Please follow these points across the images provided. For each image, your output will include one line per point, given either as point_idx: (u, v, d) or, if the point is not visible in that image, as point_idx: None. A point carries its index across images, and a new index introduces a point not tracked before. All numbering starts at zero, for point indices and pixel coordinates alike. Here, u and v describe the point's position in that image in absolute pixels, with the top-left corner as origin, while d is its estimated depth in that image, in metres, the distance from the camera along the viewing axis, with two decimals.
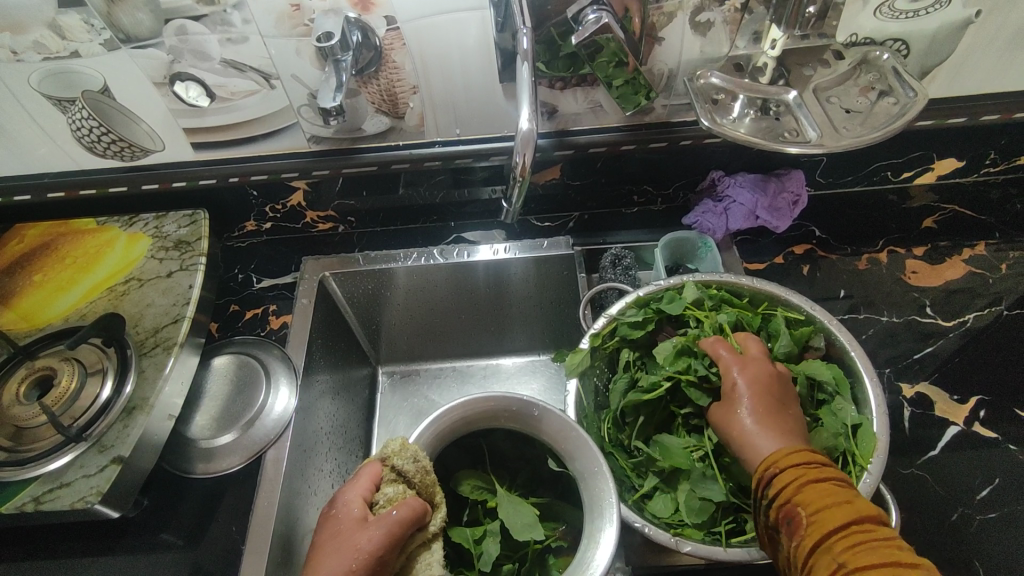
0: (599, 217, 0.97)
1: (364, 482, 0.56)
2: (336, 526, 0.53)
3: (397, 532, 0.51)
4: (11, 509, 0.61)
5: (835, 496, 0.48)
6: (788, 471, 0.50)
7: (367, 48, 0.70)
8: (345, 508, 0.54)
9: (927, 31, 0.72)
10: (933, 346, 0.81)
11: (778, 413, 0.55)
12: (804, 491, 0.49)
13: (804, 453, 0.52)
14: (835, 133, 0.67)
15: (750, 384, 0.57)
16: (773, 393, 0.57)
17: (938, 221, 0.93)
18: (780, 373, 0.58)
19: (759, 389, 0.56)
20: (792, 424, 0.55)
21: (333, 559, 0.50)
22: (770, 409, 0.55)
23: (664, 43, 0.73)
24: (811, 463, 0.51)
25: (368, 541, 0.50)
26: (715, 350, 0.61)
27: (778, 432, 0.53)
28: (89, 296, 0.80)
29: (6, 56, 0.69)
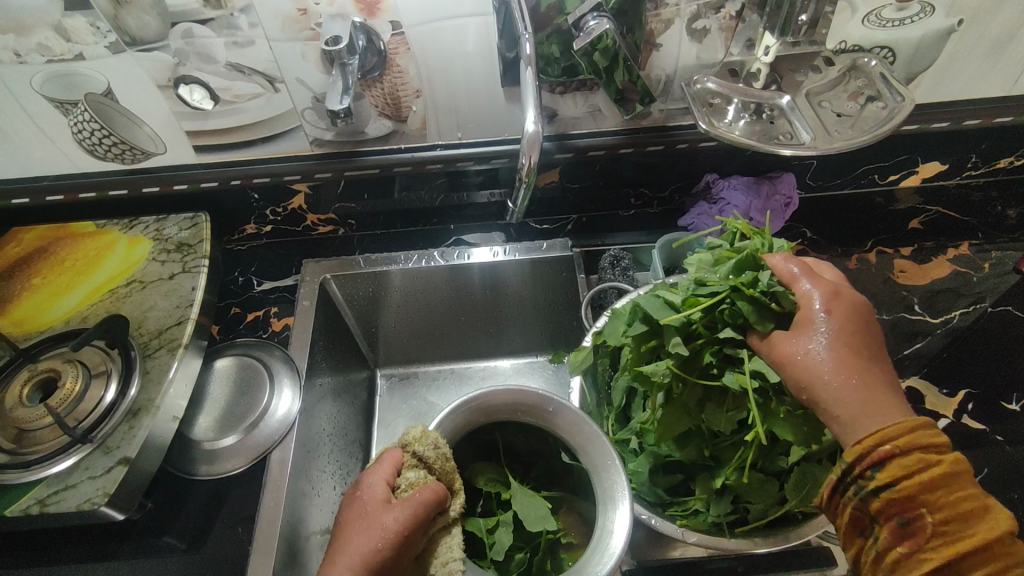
0: (597, 219, 0.99)
1: (386, 467, 0.57)
2: (362, 507, 0.55)
3: (421, 513, 0.53)
4: (16, 512, 0.61)
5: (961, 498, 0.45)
6: (910, 458, 0.45)
7: (372, 53, 0.71)
8: (368, 490, 0.56)
9: (912, 39, 0.75)
10: (921, 342, 0.83)
11: (871, 363, 0.47)
12: (929, 490, 0.45)
13: (918, 430, 0.45)
14: (828, 136, 0.70)
15: (842, 326, 0.48)
16: (863, 334, 0.48)
17: (924, 222, 0.96)
18: (867, 304, 0.50)
19: (848, 328, 0.48)
20: (888, 378, 0.47)
21: (360, 538, 0.53)
22: (860, 356, 0.47)
23: (662, 49, 0.75)
24: (929, 450, 0.45)
25: (394, 520, 0.53)
26: (788, 269, 0.51)
27: (879, 391, 0.46)
28: (89, 299, 0.79)
29: (9, 58, 0.69)
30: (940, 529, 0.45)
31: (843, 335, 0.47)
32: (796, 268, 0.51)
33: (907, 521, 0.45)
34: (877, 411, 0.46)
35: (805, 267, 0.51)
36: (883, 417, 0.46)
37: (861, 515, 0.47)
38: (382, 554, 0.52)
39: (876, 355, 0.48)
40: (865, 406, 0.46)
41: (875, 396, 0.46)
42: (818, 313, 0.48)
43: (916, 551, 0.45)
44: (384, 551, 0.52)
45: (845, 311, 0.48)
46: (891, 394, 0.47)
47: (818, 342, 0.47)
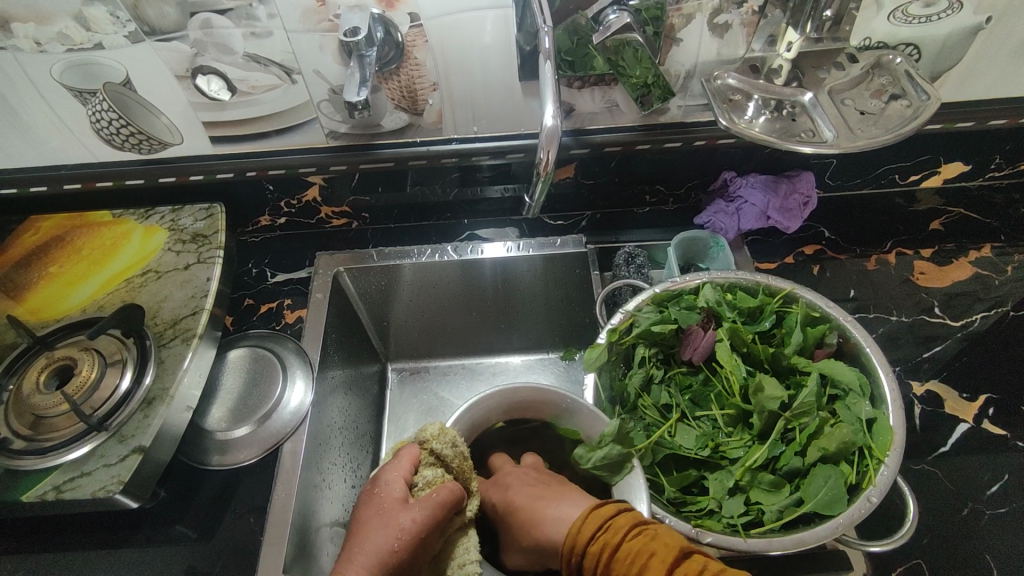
0: (611, 216, 0.98)
1: (405, 464, 0.58)
2: (380, 504, 0.54)
3: (439, 514, 0.53)
4: (34, 498, 0.61)
5: (644, 546, 0.46)
6: (586, 552, 0.49)
7: (389, 45, 0.71)
8: (386, 488, 0.55)
9: (938, 37, 0.73)
10: (940, 346, 0.82)
11: (522, 500, 0.59)
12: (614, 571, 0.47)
13: (590, 510, 0.52)
14: (850, 134, 0.69)
15: (523, 483, 0.61)
16: (532, 484, 0.60)
17: (945, 223, 0.95)
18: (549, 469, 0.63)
19: (506, 500, 0.61)
20: (562, 496, 0.57)
21: (377, 537, 0.51)
22: (533, 492, 0.59)
23: (682, 45, 0.74)
24: (604, 523, 0.50)
25: (413, 521, 0.52)
26: (482, 487, 0.66)
27: (556, 510, 0.55)
28: (105, 288, 0.80)
29: (30, 47, 0.69)
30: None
31: (534, 483, 0.61)
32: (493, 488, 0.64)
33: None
34: (545, 523, 0.55)
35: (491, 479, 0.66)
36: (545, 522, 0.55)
37: None
38: (397, 556, 0.51)
39: (554, 488, 0.59)
40: (537, 532, 0.55)
41: (536, 516, 0.56)
42: (496, 493, 0.63)
43: None
44: (401, 552, 0.51)
45: (501, 491, 0.62)
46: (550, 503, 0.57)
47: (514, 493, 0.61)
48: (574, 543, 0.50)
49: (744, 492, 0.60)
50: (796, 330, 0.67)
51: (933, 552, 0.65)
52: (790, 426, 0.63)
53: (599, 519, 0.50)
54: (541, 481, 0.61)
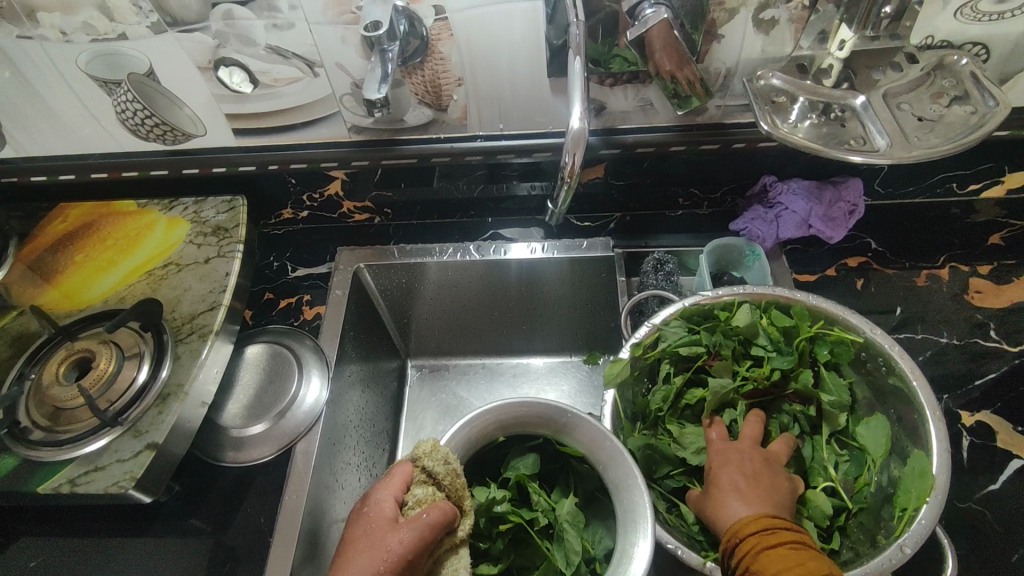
0: (641, 218, 0.94)
1: (396, 483, 0.56)
2: (367, 525, 0.53)
3: (427, 536, 0.51)
4: (48, 490, 0.62)
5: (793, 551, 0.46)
6: (746, 542, 0.48)
7: (413, 38, 0.69)
8: (377, 507, 0.54)
9: (1011, 36, 0.67)
10: (993, 372, 0.76)
11: (720, 471, 0.55)
12: (761, 560, 0.46)
13: (754, 519, 0.50)
14: (906, 142, 0.63)
15: (738, 471, 0.55)
16: (745, 470, 0.55)
17: (1006, 237, 0.88)
18: (765, 458, 0.57)
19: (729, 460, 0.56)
20: (738, 473, 0.54)
21: (363, 560, 0.50)
22: (742, 480, 0.54)
23: (723, 41, 0.69)
24: (768, 528, 0.48)
25: (399, 544, 0.51)
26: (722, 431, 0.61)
27: (734, 505, 0.52)
28: (128, 279, 0.80)
29: (55, 36, 0.69)
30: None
31: (721, 472, 0.55)
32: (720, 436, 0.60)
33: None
34: (726, 507, 0.52)
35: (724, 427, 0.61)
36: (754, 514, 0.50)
37: None
38: None
39: (761, 482, 0.54)
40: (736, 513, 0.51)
41: (717, 496, 0.53)
42: (720, 455, 0.58)
43: None
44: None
45: (738, 460, 0.56)
46: (767, 495, 0.52)
47: (722, 463, 0.56)
48: (742, 529, 0.49)
49: None
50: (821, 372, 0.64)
51: None
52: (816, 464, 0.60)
53: (773, 524, 0.49)
54: (754, 473, 0.54)
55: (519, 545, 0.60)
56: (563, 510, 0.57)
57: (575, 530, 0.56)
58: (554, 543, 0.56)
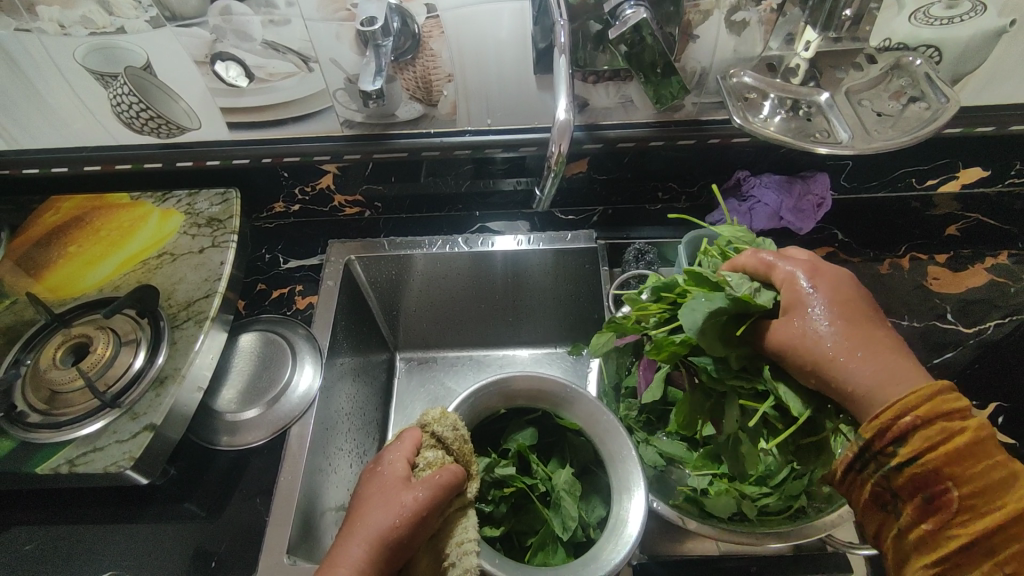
0: (623, 212, 0.98)
1: (407, 446, 0.59)
2: (381, 483, 0.56)
3: (439, 494, 0.54)
4: (47, 470, 0.63)
5: (985, 454, 0.44)
6: (930, 432, 0.43)
7: (406, 36, 0.72)
8: (390, 466, 0.57)
9: (960, 39, 0.72)
10: (952, 352, 0.81)
11: (826, 319, 0.47)
12: (954, 463, 0.43)
13: (919, 391, 0.44)
14: (866, 135, 0.68)
15: (843, 314, 0.47)
16: (848, 311, 0.47)
17: (962, 229, 0.94)
18: (852, 280, 0.50)
19: (825, 301, 0.48)
20: (851, 319, 0.47)
21: (378, 514, 0.53)
22: (850, 328, 0.46)
23: (699, 41, 0.73)
24: (944, 406, 0.44)
25: (413, 499, 0.53)
26: (765, 262, 0.52)
27: (872, 368, 0.45)
28: (123, 269, 0.82)
29: (54, 29, 0.70)
30: (966, 500, 0.43)
31: (836, 321, 0.47)
32: (768, 258, 0.53)
33: (973, 541, 0.43)
34: (852, 370, 0.45)
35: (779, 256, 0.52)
36: (900, 381, 0.44)
37: (881, 490, 0.46)
38: (398, 532, 0.52)
39: (866, 324, 0.47)
40: (881, 376, 0.45)
41: (842, 360, 0.45)
42: (805, 291, 0.49)
43: (938, 519, 0.44)
44: (400, 529, 0.52)
45: (838, 299, 0.48)
46: (889, 348, 0.46)
47: (823, 306, 0.47)
48: (920, 410, 0.43)
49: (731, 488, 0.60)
50: None
51: None
52: None
53: (958, 407, 0.44)
54: (859, 315, 0.47)
55: (516, 513, 0.63)
56: (560, 480, 0.60)
57: (572, 498, 0.59)
58: (552, 510, 0.59)
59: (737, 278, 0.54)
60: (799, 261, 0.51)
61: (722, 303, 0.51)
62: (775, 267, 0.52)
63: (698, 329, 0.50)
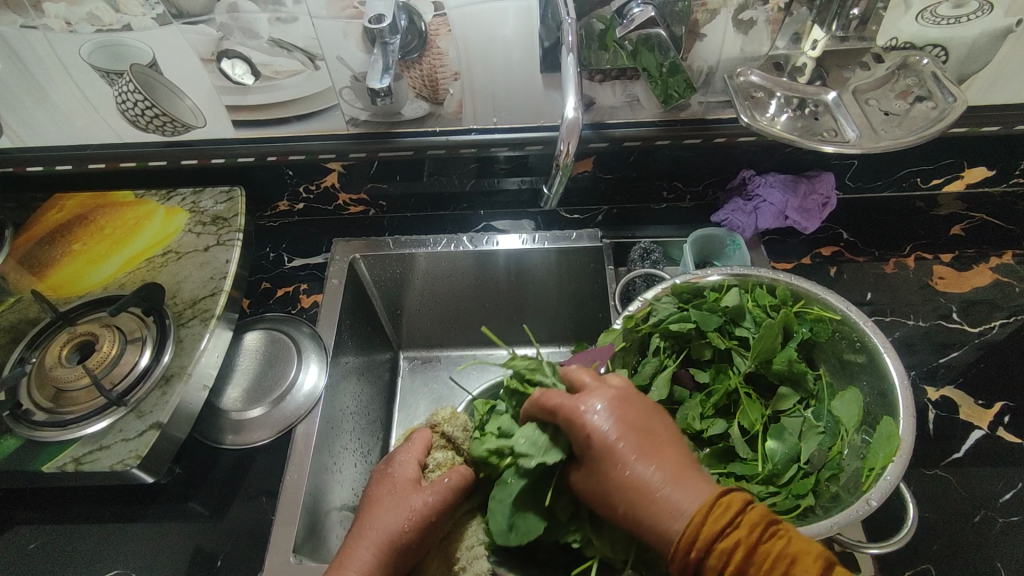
0: (627, 211, 0.98)
1: (418, 447, 0.60)
2: (391, 485, 0.56)
3: (449, 497, 0.55)
4: (53, 469, 0.63)
5: (782, 551, 0.40)
6: (715, 557, 0.40)
7: (412, 34, 0.72)
8: (400, 469, 0.57)
9: (967, 39, 0.72)
10: (957, 352, 0.81)
11: (621, 445, 0.45)
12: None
13: (702, 512, 0.41)
14: (873, 134, 0.68)
15: (627, 436, 0.46)
16: (633, 432, 0.46)
17: (966, 229, 0.94)
18: (638, 399, 0.49)
19: (609, 434, 0.45)
20: (638, 442, 0.45)
21: (388, 516, 0.53)
22: (641, 453, 0.45)
23: (706, 40, 0.73)
24: (731, 521, 0.41)
25: (423, 503, 0.54)
26: (579, 378, 0.51)
27: (679, 495, 0.43)
28: (128, 267, 0.81)
29: (60, 27, 0.70)
30: None
31: (613, 446, 0.45)
32: (586, 377, 0.51)
33: None
34: (656, 502, 0.43)
35: (586, 374, 0.51)
36: (676, 506, 0.42)
37: None
38: (407, 536, 0.53)
39: (659, 446, 0.46)
40: (656, 512, 0.43)
41: (636, 488, 0.44)
42: (589, 415, 0.47)
43: None
44: (410, 532, 0.53)
45: (599, 433, 0.46)
46: (679, 471, 0.44)
47: (608, 431, 0.46)
48: (695, 542, 0.41)
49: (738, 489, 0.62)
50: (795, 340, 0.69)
51: (942, 557, 0.65)
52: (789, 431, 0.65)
53: (733, 518, 0.41)
54: (646, 435, 0.46)
55: None
56: None
57: None
58: None
59: (529, 428, 0.52)
60: (598, 383, 0.50)
61: (520, 483, 0.52)
62: (551, 395, 0.50)
63: (512, 532, 0.51)
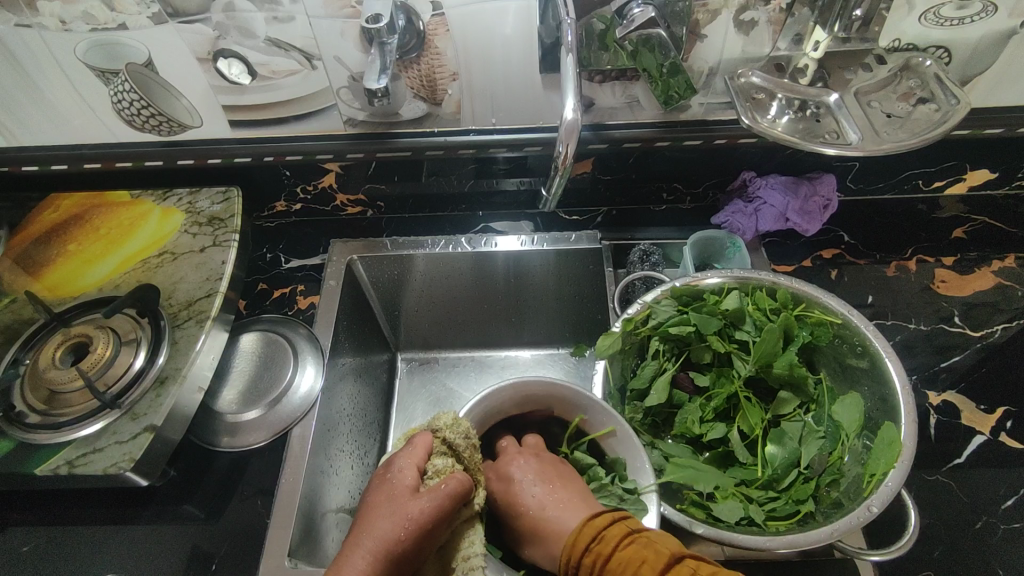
0: (627, 213, 0.97)
1: (418, 452, 0.59)
2: (389, 492, 0.55)
3: (446, 505, 0.53)
4: (46, 471, 0.62)
5: (634, 554, 0.47)
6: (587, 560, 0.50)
7: (411, 34, 0.71)
8: (399, 475, 0.56)
9: (970, 40, 0.72)
10: (958, 356, 0.80)
11: (524, 488, 0.58)
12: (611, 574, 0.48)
13: (577, 528, 0.52)
14: (876, 136, 0.68)
15: (532, 480, 0.58)
16: (539, 478, 0.59)
17: (969, 232, 0.93)
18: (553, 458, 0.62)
19: (516, 482, 0.59)
20: (538, 485, 0.58)
21: (384, 524, 0.52)
22: (541, 489, 0.57)
23: (706, 41, 0.72)
24: (597, 533, 0.51)
25: (420, 511, 0.52)
26: (502, 446, 0.65)
27: (561, 519, 0.54)
28: (123, 267, 0.81)
29: (54, 25, 0.69)
30: None
31: (515, 492, 0.58)
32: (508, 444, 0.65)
33: None
34: (544, 528, 0.54)
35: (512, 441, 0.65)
36: (557, 526, 0.54)
37: None
38: (403, 545, 0.51)
39: (557, 485, 0.58)
40: (544, 538, 0.54)
41: (536, 519, 0.55)
42: (507, 471, 0.61)
43: None
44: (406, 541, 0.52)
45: (503, 487, 0.60)
46: (570, 503, 0.55)
47: (516, 476, 0.60)
48: (571, 558, 0.51)
49: (738, 493, 0.61)
50: (796, 344, 0.68)
51: (943, 564, 0.65)
52: (789, 437, 0.64)
53: (599, 531, 0.51)
54: (550, 478, 0.59)
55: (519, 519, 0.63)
56: None
57: None
58: None
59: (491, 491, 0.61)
60: (529, 447, 0.64)
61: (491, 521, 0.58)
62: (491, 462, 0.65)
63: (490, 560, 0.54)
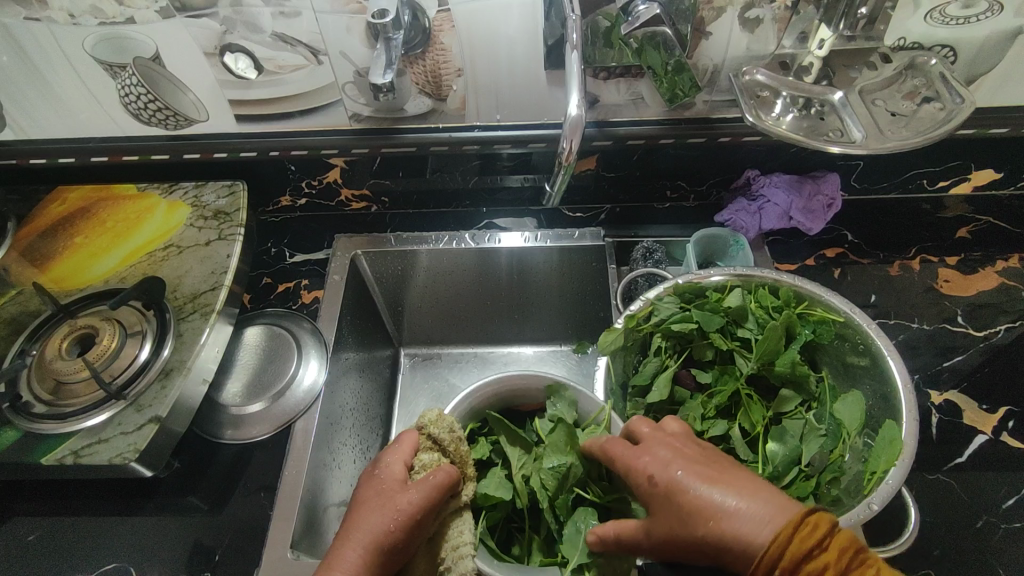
0: (630, 210, 0.97)
1: (405, 449, 0.60)
2: (378, 486, 0.56)
3: (435, 496, 0.55)
4: (52, 461, 0.63)
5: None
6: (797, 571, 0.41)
7: (416, 30, 0.71)
8: (387, 469, 0.58)
9: (975, 39, 0.72)
10: (960, 356, 0.80)
11: (685, 476, 0.47)
12: None
13: (783, 528, 0.42)
14: (880, 135, 0.68)
15: (698, 471, 0.47)
16: (702, 465, 0.48)
17: (973, 231, 0.93)
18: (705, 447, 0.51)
19: (679, 479, 0.47)
20: (705, 475, 0.47)
21: (375, 517, 0.53)
22: (714, 483, 0.46)
23: (711, 38, 0.72)
24: (819, 538, 0.41)
25: (409, 503, 0.54)
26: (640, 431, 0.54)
27: (749, 518, 0.43)
28: (129, 260, 0.81)
29: (63, 19, 0.70)
30: None
31: (680, 491, 0.47)
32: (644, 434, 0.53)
33: None
34: (731, 518, 0.44)
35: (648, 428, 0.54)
36: (761, 518, 0.43)
37: None
38: (393, 536, 0.52)
39: (729, 476, 0.47)
40: (729, 529, 0.43)
41: (710, 504, 0.45)
42: (672, 474, 0.48)
43: None
44: (397, 532, 0.52)
45: (660, 465, 0.49)
46: (757, 489, 0.45)
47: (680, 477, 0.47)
48: (780, 560, 0.41)
49: None
50: (798, 342, 0.68)
51: (943, 563, 0.65)
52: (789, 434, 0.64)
53: (819, 539, 0.41)
54: (720, 472, 0.48)
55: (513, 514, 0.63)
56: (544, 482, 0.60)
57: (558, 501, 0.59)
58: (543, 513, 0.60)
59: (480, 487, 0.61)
60: (659, 436, 0.53)
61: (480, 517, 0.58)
62: (626, 459, 0.52)
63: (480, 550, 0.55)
